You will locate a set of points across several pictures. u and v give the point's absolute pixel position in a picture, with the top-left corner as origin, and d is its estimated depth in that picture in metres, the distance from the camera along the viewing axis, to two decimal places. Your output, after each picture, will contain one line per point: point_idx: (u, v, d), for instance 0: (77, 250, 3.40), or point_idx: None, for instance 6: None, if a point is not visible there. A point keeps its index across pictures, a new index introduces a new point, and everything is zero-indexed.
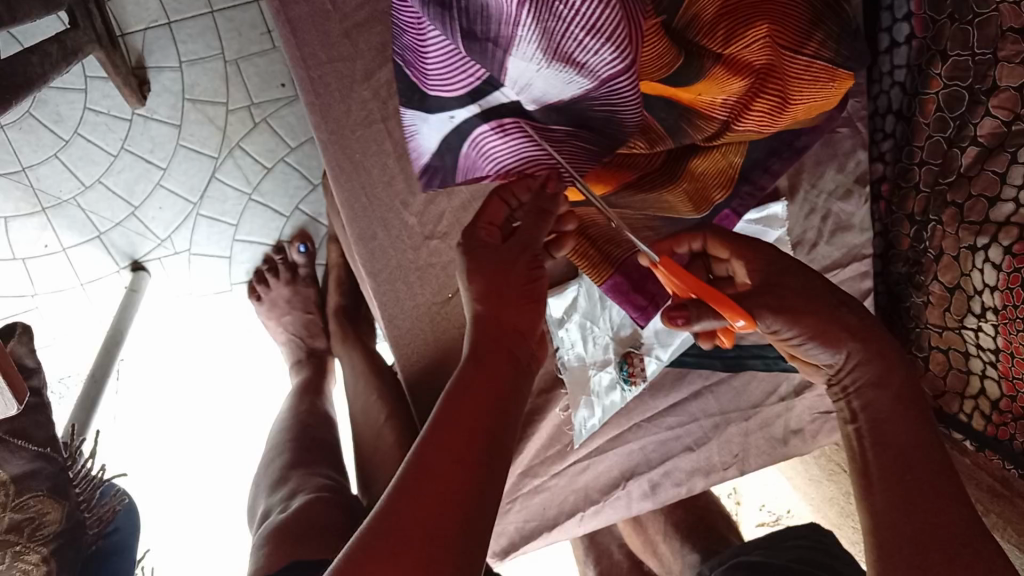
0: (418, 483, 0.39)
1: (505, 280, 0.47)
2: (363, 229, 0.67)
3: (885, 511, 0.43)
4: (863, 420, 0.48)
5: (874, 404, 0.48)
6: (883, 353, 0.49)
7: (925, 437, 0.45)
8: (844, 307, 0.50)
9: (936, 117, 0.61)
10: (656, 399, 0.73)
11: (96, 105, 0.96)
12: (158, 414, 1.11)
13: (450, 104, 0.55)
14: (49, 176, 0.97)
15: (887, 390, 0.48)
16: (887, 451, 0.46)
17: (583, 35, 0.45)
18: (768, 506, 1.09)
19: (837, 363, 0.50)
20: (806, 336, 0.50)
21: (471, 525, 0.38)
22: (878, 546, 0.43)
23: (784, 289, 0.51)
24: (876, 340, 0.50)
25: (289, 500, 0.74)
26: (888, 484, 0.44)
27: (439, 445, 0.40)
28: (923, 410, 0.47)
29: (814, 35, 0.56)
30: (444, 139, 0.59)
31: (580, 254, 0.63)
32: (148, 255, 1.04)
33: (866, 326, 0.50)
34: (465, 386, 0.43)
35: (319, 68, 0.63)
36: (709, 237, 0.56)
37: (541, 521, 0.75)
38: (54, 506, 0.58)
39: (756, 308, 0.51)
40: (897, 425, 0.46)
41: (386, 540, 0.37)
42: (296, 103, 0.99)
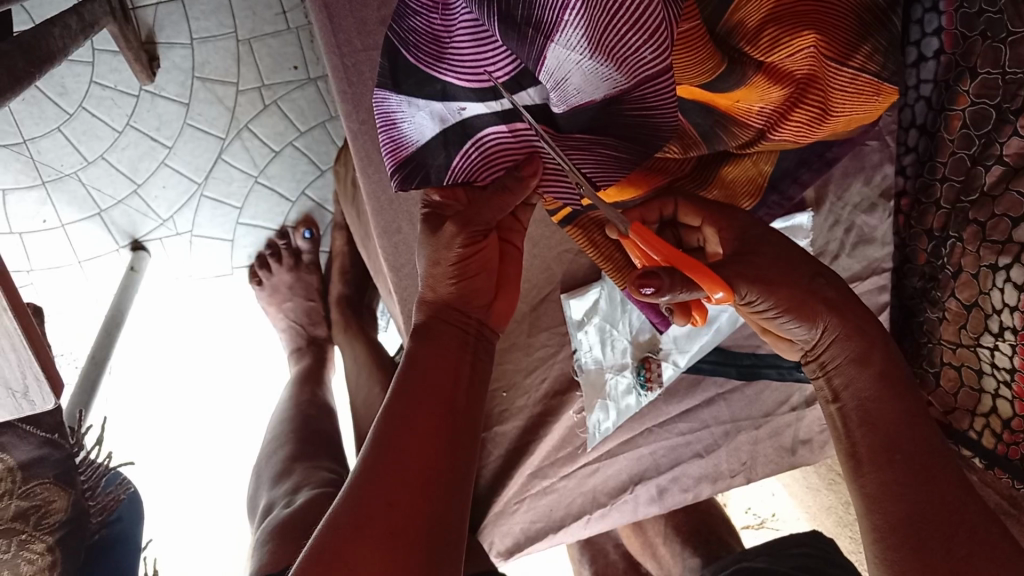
0: (381, 486, 0.44)
1: (475, 288, 0.51)
2: (387, 223, 0.64)
3: (879, 493, 0.42)
4: (848, 399, 0.46)
5: (856, 383, 0.46)
6: (864, 327, 0.47)
7: (912, 415, 0.44)
8: (821, 277, 0.47)
9: (962, 134, 0.60)
10: (669, 405, 0.72)
11: (103, 79, 0.94)
12: (149, 397, 1.09)
13: (466, 94, 0.50)
14: (50, 150, 0.95)
15: (870, 367, 0.46)
16: (874, 432, 0.44)
17: (625, 28, 0.41)
18: (754, 510, 1.09)
19: (812, 339, 0.48)
20: (781, 310, 0.46)
21: (440, 515, 0.44)
22: (877, 527, 0.42)
23: (757, 257, 0.47)
24: (855, 314, 0.47)
25: (293, 495, 0.73)
26: (879, 467, 0.43)
27: (395, 445, 0.46)
28: (909, 387, 0.45)
29: (862, 48, 0.55)
30: (443, 131, 0.52)
31: (607, 258, 0.62)
32: (149, 235, 1.01)
33: (843, 297, 0.48)
34: (417, 375, 0.48)
35: (354, 56, 0.61)
36: (681, 203, 0.53)
37: (547, 522, 0.74)
38: (61, 493, 0.57)
39: (731, 280, 0.45)
40: (885, 403, 0.45)
41: (360, 532, 0.42)
42: (308, 87, 0.97)
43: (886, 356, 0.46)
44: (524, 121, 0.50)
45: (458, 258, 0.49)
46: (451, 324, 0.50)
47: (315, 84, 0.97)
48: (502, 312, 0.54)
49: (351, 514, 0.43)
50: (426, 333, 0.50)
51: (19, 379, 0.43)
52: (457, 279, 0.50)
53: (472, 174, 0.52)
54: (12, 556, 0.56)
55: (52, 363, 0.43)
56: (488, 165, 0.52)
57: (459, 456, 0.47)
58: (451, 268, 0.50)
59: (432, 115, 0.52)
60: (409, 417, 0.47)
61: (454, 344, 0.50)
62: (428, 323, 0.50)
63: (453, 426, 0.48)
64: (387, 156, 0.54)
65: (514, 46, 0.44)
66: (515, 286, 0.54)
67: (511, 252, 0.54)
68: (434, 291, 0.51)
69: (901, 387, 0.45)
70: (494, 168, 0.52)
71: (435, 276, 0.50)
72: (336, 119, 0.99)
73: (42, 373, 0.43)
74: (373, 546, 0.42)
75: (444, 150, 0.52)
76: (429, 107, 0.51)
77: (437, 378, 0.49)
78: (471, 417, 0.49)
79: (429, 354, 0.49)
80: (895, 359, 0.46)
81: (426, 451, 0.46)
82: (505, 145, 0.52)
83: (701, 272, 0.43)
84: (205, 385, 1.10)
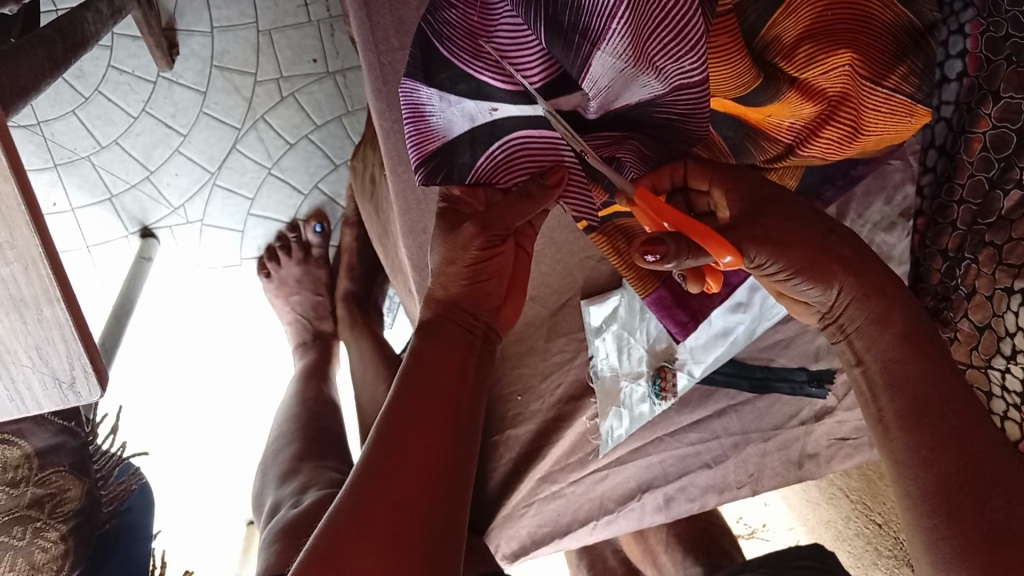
0: (381, 481, 0.45)
1: (484, 290, 0.52)
2: (414, 222, 0.64)
3: (907, 461, 0.38)
4: (871, 362, 0.42)
5: (878, 343, 0.42)
6: (884, 288, 0.42)
7: (942, 375, 0.39)
8: (835, 234, 0.44)
9: (981, 157, 0.52)
10: (681, 414, 0.73)
11: (120, 64, 0.94)
12: (155, 384, 1.10)
13: (501, 96, 0.48)
14: (64, 133, 0.95)
15: (893, 328, 0.41)
16: (901, 397, 0.40)
17: (668, 40, 0.40)
18: (744, 519, 1.09)
19: (829, 301, 0.44)
20: (793, 271, 0.43)
21: (440, 509, 0.46)
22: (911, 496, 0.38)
23: (766, 221, 0.43)
24: (873, 271, 0.43)
25: (300, 495, 0.72)
26: (905, 434, 0.39)
27: (398, 441, 0.47)
28: (936, 344, 0.40)
29: (897, 68, 0.54)
30: (472, 130, 0.50)
31: (629, 267, 0.60)
32: (159, 223, 1.01)
33: (860, 254, 0.43)
34: (422, 372, 0.50)
35: (390, 54, 0.61)
36: (691, 165, 0.50)
37: (553, 527, 0.74)
38: (75, 482, 0.61)
39: (739, 242, 0.43)
40: (910, 364, 0.40)
41: (360, 527, 0.43)
42: (326, 80, 0.98)
43: (911, 316, 0.42)
44: (554, 131, 0.48)
45: (474, 260, 0.50)
46: (458, 324, 0.52)
47: (333, 78, 0.98)
48: (507, 314, 0.56)
49: (351, 507, 0.44)
50: (432, 331, 0.52)
51: (67, 371, 0.43)
52: (471, 281, 0.51)
53: (494, 174, 0.51)
54: (27, 544, 0.58)
55: (99, 356, 0.43)
56: (511, 167, 0.50)
57: (462, 455, 0.49)
58: (466, 268, 0.51)
59: (462, 114, 0.49)
60: (413, 413, 0.48)
61: (459, 344, 0.52)
62: (432, 322, 0.52)
63: (456, 423, 0.49)
64: (412, 147, 0.51)
65: (559, 54, 0.43)
66: (522, 290, 0.56)
67: (522, 257, 0.55)
68: (445, 290, 0.52)
69: (928, 345, 0.40)
70: (516, 170, 0.51)
71: (449, 275, 0.51)
72: (352, 114, 0.99)
73: (90, 365, 0.43)
74: (371, 538, 0.43)
75: (471, 150, 0.50)
76: (459, 104, 0.49)
77: (442, 376, 0.50)
78: (473, 417, 0.51)
79: (436, 352, 0.51)
80: (922, 320, 0.41)
81: (428, 447, 0.47)
82: (532, 149, 0.49)
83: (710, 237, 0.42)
84: (208, 374, 1.10)
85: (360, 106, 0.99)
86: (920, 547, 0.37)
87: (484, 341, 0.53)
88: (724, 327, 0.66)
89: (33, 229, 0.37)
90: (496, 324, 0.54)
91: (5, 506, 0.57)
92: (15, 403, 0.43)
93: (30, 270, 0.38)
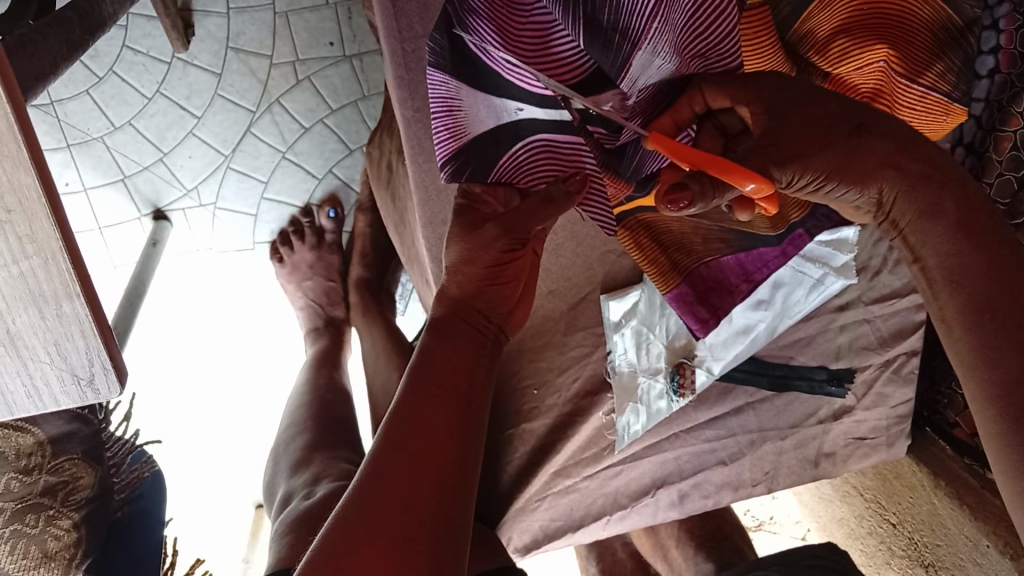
0: (391, 475, 0.48)
1: (488, 292, 0.55)
2: (433, 213, 0.63)
3: (970, 360, 0.40)
4: (927, 256, 0.43)
5: (932, 239, 0.43)
6: (929, 175, 0.43)
7: (996, 263, 0.41)
8: (865, 130, 0.43)
9: (1012, 155, 0.58)
10: (698, 411, 0.72)
11: (136, 44, 0.94)
12: (166, 368, 1.10)
13: (529, 98, 0.47)
14: (78, 113, 0.95)
15: (943, 217, 0.42)
16: (959, 293, 0.41)
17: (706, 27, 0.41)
18: (752, 512, 1.15)
19: (877, 200, 0.45)
20: (825, 178, 0.43)
21: (446, 502, 0.48)
22: (983, 386, 0.40)
23: (785, 132, 0.42)
24: (915, 160, 0.43)
25: (313, 486, 0.71)
26: (968, 331, 0.40)
27: (407, 440, 0.49)
28: (988, 232, 0.41)
29: (933, 66, 0.52)
30: (498, 128, 0.50)
31: (651, 262, 0.60)
32: (172, 205, 1.00)
33: (897, 144, 0.43)
34: (433, 369, 0.53)
35: (414, 41, 0.59)
36: (706, 91, 0.44)
37: (566, 521, 0.73)
38: (87, 470, 0.62)
39: (763, 166, 0.41)
40: (966, 260, 0.41)
41: (369, 517, 0.46)
42: (342, 64, 0.97)
43: (959, 201, 0.42)
44: (579, 136, 0.48)
45: (495, 261, 0.53)
46: (469, 325, 0.55)
47: (349, 62, 0.97)
48: (514, 316, 0.58)
49: (361, 504, 0.47)
50: (444, 329, 0.54)
51: (86, 368, 0.42)
52: (489, 283, 0.54)
53: (522, 170, 0.52)
54: (39, 532, 0.59)
55: (119, 353, 0.42)
56: (531, 170, 0.52)
57: (469, 453, 0.51)
58: (483, 269, 0.53)
59: (489, 113, 0.49)
60: (423, 410, 0.50)
61: (468, 344, 0.54)
62: (447, 321, 0.55)
63: (463, 420, 0.52)
64: (442, 143, 0.50)
65: (594, 57, 0.43)
66: (532, 296, 0.59)
67: (534, 258, 0.57)
68: (460, 289, 0.55)
69: (980, 234, 0.41)
70: (537, 173, 0.52)
71: (466, 274, 0.54)
72: (368, 99, 0.99)
73: (109, 360, 0.42)
74: (381, 529, 0.45)
75: (495, 147, 0.51)
76: (484, 102, 0.48)
77: (450, 375, 0.53)
78: (479, 416, 0.53)
79: (446, 350, 0.53)
80: (972, 201, 0.42)
81: (437, 443, 0.50)
82: (554, 154, 0.50)
83: (728, 174, 0.39)
84: (220, 358, 1.09)
85: (376, 91, 0.99)
86: (989, 436, 0.40)
87: (489, 343, 0.56)
88: (746, 325, 0.67)
89: (53, 222, 0.36)
90: (502, 325, 0.57)
91: (18, 494, 0.58)
92: (33, 400, 0.42)
93: (49, 265, 0.37)
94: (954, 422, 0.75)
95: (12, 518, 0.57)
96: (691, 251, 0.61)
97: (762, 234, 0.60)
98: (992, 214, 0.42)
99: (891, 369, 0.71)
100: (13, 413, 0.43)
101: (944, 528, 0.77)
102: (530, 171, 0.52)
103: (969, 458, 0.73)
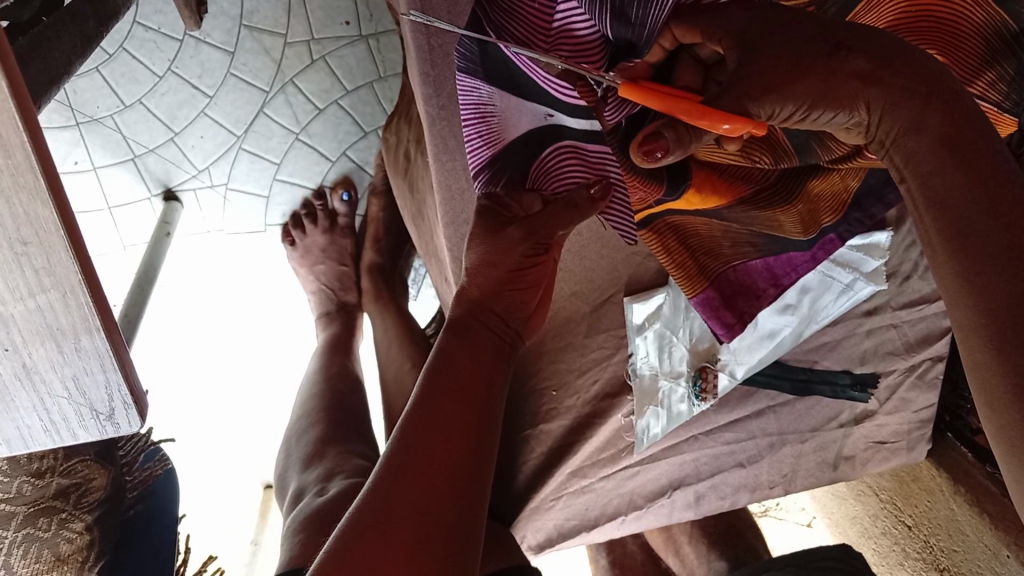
0: (404, 482, 0.46)
1: (504, 295, 0.53)
2: (454, 212, 0.61)
3: (955, 288, 0.34)
4: (911, 179, 0.37)
5: (916, 158, 0.36)
6: (914, 87, 0.36)
7: (979, 182, 0.34)
8: (846, 48, 0.36)
9: None
10: (718, 414, 0.70)
11: (147, 20, 0.91)
12: (178, 348, 1.09)
13: (560, 105, 0.45)
14: (87, 91, 0.92)
15: (926, 134, 0.36)
16: (944, 215, 0.35)
17: None
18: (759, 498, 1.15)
19: (859, 121, 0.38)
20: (807, 107, 0.37)
21: (462, 512, 0.46)
22: (972, 311, 0.34)
23: (762, 63, 0.36)
24: (901, 72, 0.36)
25: (325, 483, 0.70)
26: (950, 256, 0.34)
27: (422, 440, 0.48)
28: (976, 147, 0.35)
29: (987, 71, 0.48)
30: (529, 134, 0.48)
31: (677, 265, 0.58)
32: (182, 186, 0.99)
33: (881, 58, 0.36)
34: (449, 371, 0.51)
35: (441, 36, 0.57)
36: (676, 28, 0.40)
37: (581, 521, 0.73)
38: (100, 471, 0.62)
39: (738, 104, 0.36)
40: (952, 179, 0.35)
41: (379, 525, 0.44)
42: (358, 44, 0.96)
43: (945, 112, 0.35)
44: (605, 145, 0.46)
45: (516, 266, 0.52)
46: (487, 328, 0.53)
47: (366, 42, 0.96)
48: (533, 315, 0.57)
49: (373, 511, 0.45)
50: (461, 332, 0.53)
51: (106, 402, 0.40)
52: (510, 287, 0.53)
53: (555, 174, 0.50)
54: (52, 535, 0.59)
55: (138, 383, 0.40)
56: (558, 176, 0.50)
57: (485, 457, 0.50)
58: (503, 273, 0.52)
59: (520, 120, 0.48)
60: (439, 414, 0.49)
61: (486, 348, 0.53)
62: (464, 322, 0.53)
63: (479, 425, 0.50)
64: (476, 151, 0.49)
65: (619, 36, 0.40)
66: (546, 299, 0.58)
67: (552, 263, 0.55)
68: (480, 290, 0.53)
69: (970, 149, 0.35)
70: (563, 180, 0.50)
71: (484, 275, 0.53)
72: (384, 80, 0.98)
73: (130, 396, 0.40)
74: (393, 536, 0.44)
75: (524, 153, 0.49)
76: (515, 107, 0.47)
77: (467, 379, 0.51)
78: (494, 421, 0.52)
79: (462, 351, 0.52)
80: (960, 109, 0.35)
81: (453, 449, 0.48)
82: (580, 156, 0.48)
83: (712, 123, 0.35)
84: (232, 338, 1.09)
85: (392, 72, 0.98)
86: (979, 369, 0.34)
87: (505, 346, 0.55)
88: (772, 329, 0.66)
89: (71, 255, 0.32)
90: (521, 326, 0.56)
91: (30, 498, 0.58)
92: (50, 433, 0.40)
93: (67, 298, 0.34)
94: (976, 428, 0.72)
95: (24, 523, 0.57)
96: (718, 255, 0.60)
97: (793, 239, 0.58)
98: (982, 128, 0.35)
99: (915, 375, 0.70)
100: (28, 447, 0.41)
101: (962, 535, 0.76)
102: (560, 175, 0.50)
103: (991, 467, 0.71)
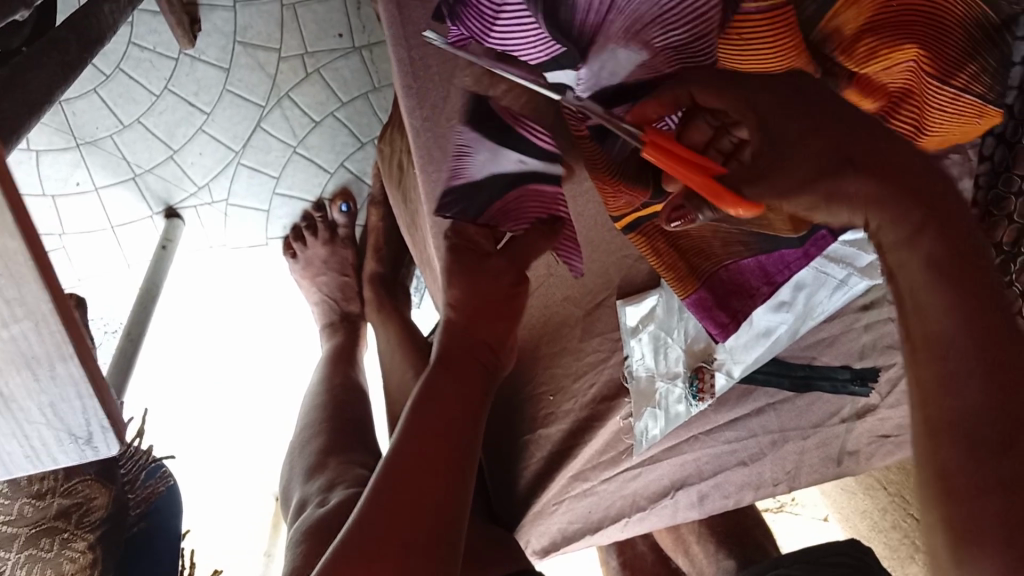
0: (388, 506, 0.47)
1: (490, 313, 0.55)
2: None
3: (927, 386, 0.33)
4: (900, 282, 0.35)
5: (906, 265, 0.34)
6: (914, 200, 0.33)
7: (968, 306, 0.32)
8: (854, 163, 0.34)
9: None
10: (718, 414, 0.70)
11: (142, 41, 0.94)
12: (185, 359, 1.12)
13: (532, 149, 0.51)
14: (86, 112, 0.95)
15: (921, 246, 0.34)
16: (928, 324, 0.33)
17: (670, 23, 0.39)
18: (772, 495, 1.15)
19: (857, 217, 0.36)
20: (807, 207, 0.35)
21: (446, 526, 0.48)
22: (937, 412, 0.33)
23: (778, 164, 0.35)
24: (904, 182, 0.34)
25: (327, 494, 0.70)
26: (930, 361, 0.33)
27: (413, 454, 0.49)
28: (970, 266, 0.33)
29: (969, 65, 0.44)
30: (494, 177, 0.53)
31: (668, 266, 0.60)
32: (183, 203, 1.01)
33: (889, 172, 0.34)
34: (437, 391, 0.52)
35: None
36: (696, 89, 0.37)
37: (583, 524, 0.77)
38: (101, 490, 0.64)
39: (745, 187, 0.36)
40: (940, 297, 0.33)
41: (360, 553, 0.46)
42: (353, 56, 0.96)
43: (940, 229, 0.33)
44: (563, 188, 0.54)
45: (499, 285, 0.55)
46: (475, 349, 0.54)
47: (360, 53, 0.96)
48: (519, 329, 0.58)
49: (356, 537, 0.46)
50: (449, 352, 0.54)
51: (84, 427, 0.40)
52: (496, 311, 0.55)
53: (512, 214, 0.55)
54: (54, 554, 0.62)
55: (116, 409, 0.41)
56: (518, 213, 0.55)
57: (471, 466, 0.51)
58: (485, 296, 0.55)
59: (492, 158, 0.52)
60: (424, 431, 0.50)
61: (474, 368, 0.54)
62: (452, 344, 0.54)
63: (464, 440, 0.51)
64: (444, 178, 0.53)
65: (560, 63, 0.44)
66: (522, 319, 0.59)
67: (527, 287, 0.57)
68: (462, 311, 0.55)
69: (962, 266, 0.33)
70: (522, 214, 0.55)
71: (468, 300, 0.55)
72: (379, 91, 0.98)
73: (107, 421, 0.40)
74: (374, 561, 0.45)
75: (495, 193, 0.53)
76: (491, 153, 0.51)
77: (455, 398, 0.52)
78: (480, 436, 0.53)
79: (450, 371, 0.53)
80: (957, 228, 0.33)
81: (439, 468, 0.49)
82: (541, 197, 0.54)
83: (717, 199, 0.37)
84: (238, 350, 1.12)
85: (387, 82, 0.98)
86: (932, 463, 0.33)
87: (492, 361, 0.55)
88: (767, 327, 0.64)
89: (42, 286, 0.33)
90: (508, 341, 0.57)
91: (32, 519, 0.60)
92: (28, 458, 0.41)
93: (40, 327, 0.35)
94: None
95: (25, 544, 0.60)
96: (709, 255, 0.59)
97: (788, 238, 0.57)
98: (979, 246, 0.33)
99: None
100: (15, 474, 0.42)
101: None
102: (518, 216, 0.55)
103: None
